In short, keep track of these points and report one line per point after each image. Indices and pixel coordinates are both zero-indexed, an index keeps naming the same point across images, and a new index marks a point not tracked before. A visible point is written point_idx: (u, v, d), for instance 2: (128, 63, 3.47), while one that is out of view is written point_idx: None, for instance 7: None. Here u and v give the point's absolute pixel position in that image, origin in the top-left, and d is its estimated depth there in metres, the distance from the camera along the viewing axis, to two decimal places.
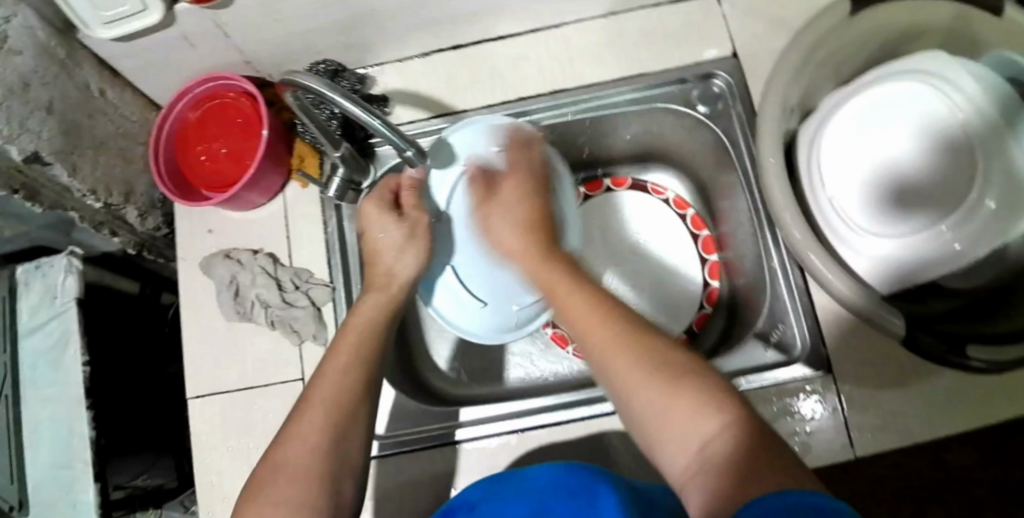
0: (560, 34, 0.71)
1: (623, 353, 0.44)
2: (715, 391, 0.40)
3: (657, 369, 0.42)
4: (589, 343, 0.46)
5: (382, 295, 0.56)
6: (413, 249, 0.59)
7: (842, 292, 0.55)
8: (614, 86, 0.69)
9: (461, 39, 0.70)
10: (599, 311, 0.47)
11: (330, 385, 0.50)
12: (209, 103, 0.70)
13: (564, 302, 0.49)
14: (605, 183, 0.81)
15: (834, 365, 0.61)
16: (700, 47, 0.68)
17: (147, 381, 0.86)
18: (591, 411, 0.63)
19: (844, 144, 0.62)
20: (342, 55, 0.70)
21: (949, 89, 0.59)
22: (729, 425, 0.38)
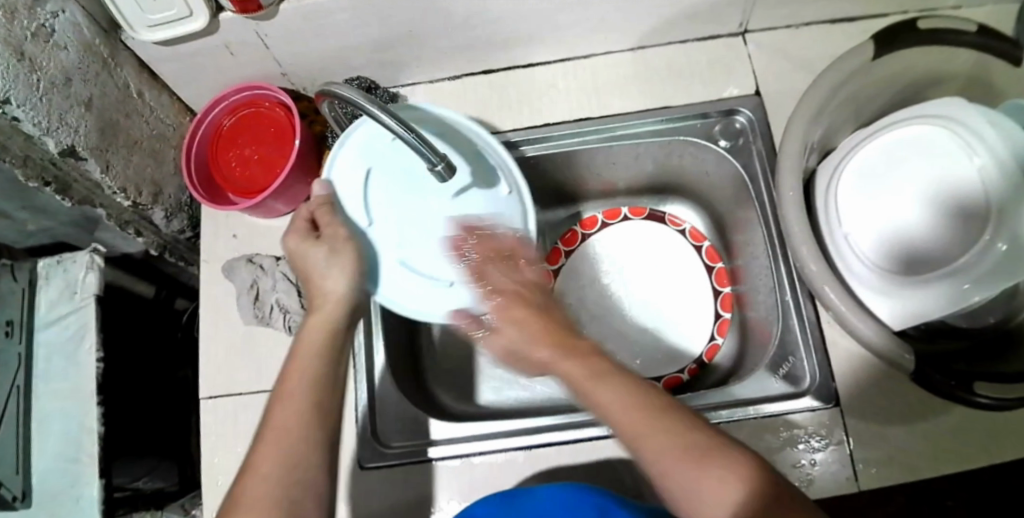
0: (589, 64, 0.73)
1: (649, 423, 0.45)
2: (721, 445, 0.44)
3: (669, 435, 0.44)
4: (598, 401, 0.48)
5: (319, 317, 0.55)
6: (341, 262, 0.58)
7: (847, 316, 0.57)
8: (638, 116, 0.70)
9: (493, 64, 0.72)
10: (603, 370, 0.49)
11: (286, 408, 0.49)
12: (244, 111, 0.72)
13: (581, 377, 0.49)
14: (623, 211, 0.82)
15: (842, 398, 0.61)
16: (725, 84, 0.70)
17: (157, 382, 0.87)
18: (599, 432, 0.63)
19: (867, 197, 0.64)
20: (375, 73, 0.72)
21: (972, 140, 0.60)
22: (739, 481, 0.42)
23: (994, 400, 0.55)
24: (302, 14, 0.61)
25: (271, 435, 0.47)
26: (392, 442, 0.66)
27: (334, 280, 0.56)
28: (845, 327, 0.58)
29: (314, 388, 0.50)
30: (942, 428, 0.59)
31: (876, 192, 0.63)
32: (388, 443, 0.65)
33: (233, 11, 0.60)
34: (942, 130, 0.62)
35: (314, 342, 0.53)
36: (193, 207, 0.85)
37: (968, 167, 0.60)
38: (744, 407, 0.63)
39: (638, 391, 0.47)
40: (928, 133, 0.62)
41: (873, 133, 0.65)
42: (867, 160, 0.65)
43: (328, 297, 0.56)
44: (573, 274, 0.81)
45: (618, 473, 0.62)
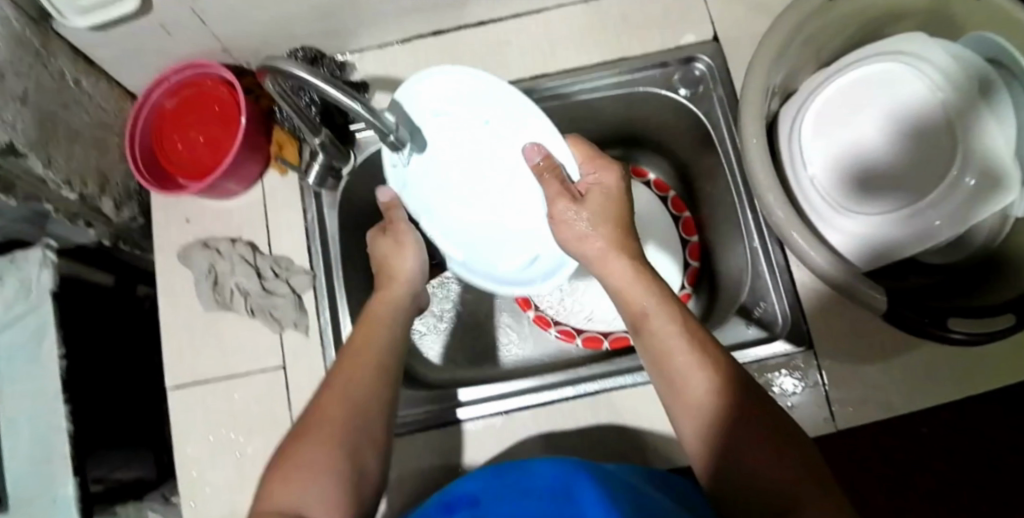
0: (542, 19, 0.70)
1: (705, 374, 0.45)
2: (767, 412, 0.44)
3: (718, 390, 0.45)
4: (654, 341, 0.48)
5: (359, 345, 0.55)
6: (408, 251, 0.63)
7: (823, 264, 0.54)
8: (594, 70, 0.69)
9: (442, 23, 0.70)
10: (673, 311, 0.49)
11: (319, 423, 0.48)
12: (187, 90, 0.69)
13: (648, 316, 0.50)
14: None
15: (815, 339, 0.61)
16: (682, 31, 0.69)
17: (125, 375, 0.85)
18: (577, 391, 0.63)
19: (836, 134, 0.61)
20: (320, 41, 0.69)
21: (935, 73, 0.59)
22: (784, 446, 0.42)
23: (968, 335, 0.53)
24: None
25: (291, 453, 0.46)
26: None
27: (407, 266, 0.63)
28: (820, 277, 0.55)
29: (354, 395, 0.50)
30: (919, 364, 0.59)
31: (840, 134, 0.61)
32: None
33: None
34: (905, 67, 0.60)
35: (357, 348, 0.54)
36: (143, 194, 0.83)
37: (933, 104, 0.59)
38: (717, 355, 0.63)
39: (700, 345, 0.47)
40: (886, 70, 0.61)
41: (834, 73, 0.63)
42: (828, 101, 0.63)
43: (400, 282, 0.62)
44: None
45: (596, 434, 0.62)
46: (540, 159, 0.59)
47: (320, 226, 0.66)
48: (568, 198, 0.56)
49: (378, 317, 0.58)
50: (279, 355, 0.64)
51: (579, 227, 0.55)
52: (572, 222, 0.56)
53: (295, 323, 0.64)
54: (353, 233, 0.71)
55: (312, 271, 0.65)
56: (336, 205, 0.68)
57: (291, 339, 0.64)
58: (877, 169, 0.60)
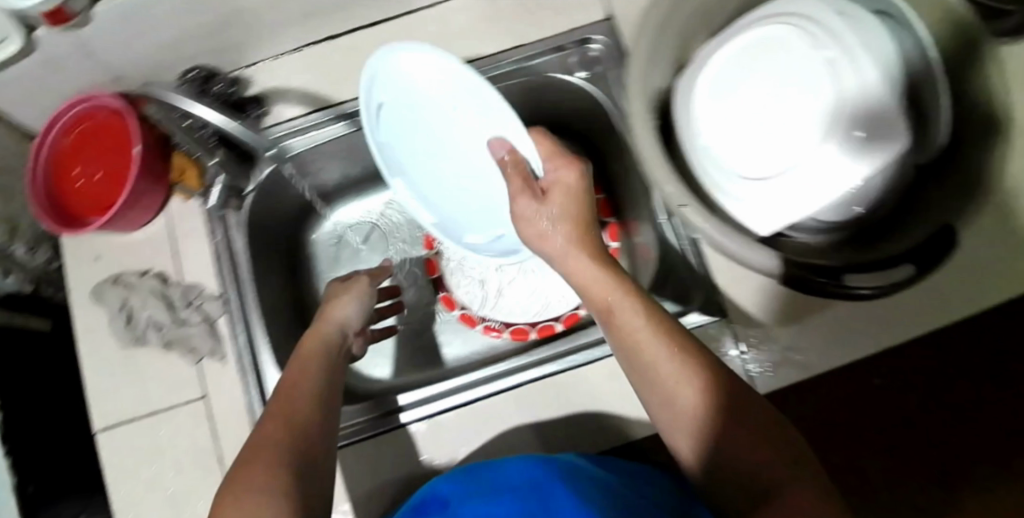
0: (434, 15, 0.69)
1: (677, 366, 0.44)
2: (750, 403, 0.43)
3: (699, 378, 0.44)
4: (625, 336, 0.47)
5: (304, 382, 0.54)
6: (342, 303, 0.66)
7: (716, 239, 0.53)
8: (491, 62, 0.67)
9: (334, 29, 0.68)
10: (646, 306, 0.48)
11: (266, 449, 0.46)
12: (81, 126, 0.68)
13: (616, 312, 0.49)
14: None
15: (729, 308, 0.61)
16: (576, 12, 0.67)
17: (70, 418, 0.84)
18: (506, 384, 0.62)
19: (726, 105, 0.61)
20: (212, 62, 0.68)
21: (817, 32, 0.58)
22: (767, 436, 0.42)
23: (876, 289, 0.56)
24: (115, 16, 0.57)
25: (240, 474, 0.44)
26: None
27: (342, 311, 0.64)
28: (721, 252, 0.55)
29: (296, 430, 0.49)
30: (834, 325, 0.59)
31: (737, 106, 0.61)
32: None
33: (46, 28, 0.56)
34: (792, 29, 0.59)
35: (289, 386, 0.54)
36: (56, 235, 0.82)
37: (819, 61, 0.58)
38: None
39: (677, 336, 0.46)
40: (772, 32, 0.60)
41: (721, 40, 0.62)
42: (716, 70, 0.62)
43: (332, 323, 0.63)
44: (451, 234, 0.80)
45: (523, 428, 0.62)
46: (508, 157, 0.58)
47: (228, 250, 0.65)
48: (530, 197, 0.57)
49: (303, 365, 0.57)
50: (199, 384, 0.64)
51: (541, 225, 0.55)
52: (538, 220, 0.55)
53: (212, 351, 0.63)
54: (269, 252, 0.70)
55: (224, 296, 0.64)
56: (243, 226, 0.66)
57: (209, 368, 0.64)
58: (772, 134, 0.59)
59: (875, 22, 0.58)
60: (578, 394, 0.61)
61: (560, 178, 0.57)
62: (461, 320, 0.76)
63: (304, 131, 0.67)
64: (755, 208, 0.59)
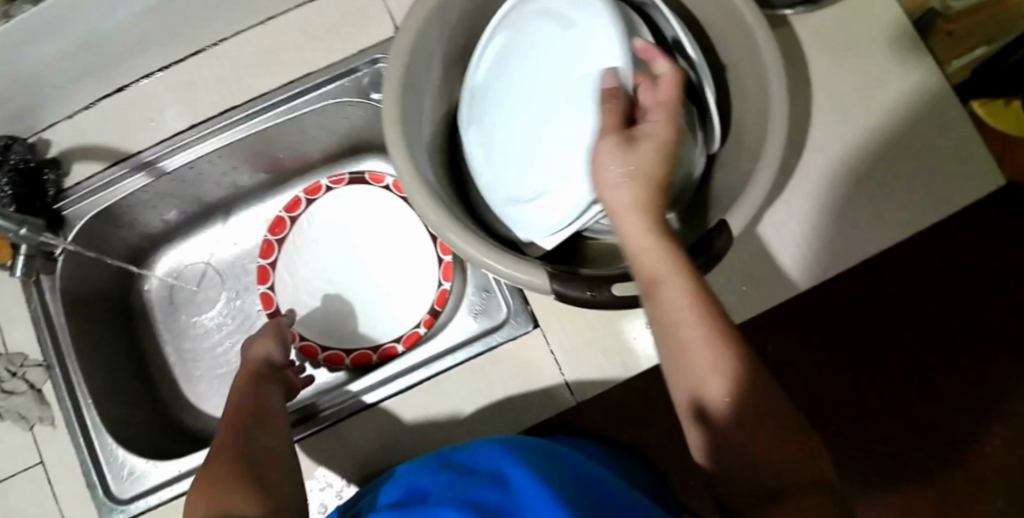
0: (221, 51, 0.68)
1: (714, 365, 0.38)
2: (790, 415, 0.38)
3: (735, 381, 0.37)
4: (663, 320, 0.40)
5: (247, 408, 0.53)
6: (268, 338, 0.63)
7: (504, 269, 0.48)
8: (284, 91, 0.66)
9: (122, 79, 0.67)
10: (692, 281, 0.40)
11: (229, 466, 0.47)
12: None
13: (658, 288, 0.40)
14: (323, 184, 0.77)
15: (541, 318, 0.60)
16: (362, 32, 0.66)
17: None
18: (427, 372, 0.60)
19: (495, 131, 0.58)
20: (5, 126, 0.66)
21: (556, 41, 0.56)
22: (798, 448, 0.37)
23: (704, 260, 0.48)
24: None
25: (211, 493, 0.44)
26: (123, 493, 0.63)
27: (261, 349, 0.61)
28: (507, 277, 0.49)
29: (255, 445, 0.49)
30: (638, 325, 0.58)
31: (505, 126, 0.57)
32: (124, 496, 0.62)
33: None
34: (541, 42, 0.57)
35: (233, 420, 0.52)
36: None
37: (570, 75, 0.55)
38: (453, 354, 0.61)
39: (721, 332, 0.38)
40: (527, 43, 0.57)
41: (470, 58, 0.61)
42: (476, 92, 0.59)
43: (255, 363, 0.60)
44: (284, 263, 0.77)
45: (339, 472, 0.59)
46: (659, 61, 0.49)
47: (44, 314, 0.66)
48: (619, 139, 0.45)
49: (247, 403, 0.54)
50: (35, 451, 0.64)
51: (614, 169, 0.43)
52: (643, 148, 0.43)
53: (39, 417, 0.64)
54: (92, 310, 0.72)
55: (47, 362, 0.66)
56: (58, 288, 0.67)
57: (41, 433, 0.65)
58: None
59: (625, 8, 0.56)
60: (395, 423, 0.60)
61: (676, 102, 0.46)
62: (302, 353, 0.72)
63: (110, 186, 0.67)
64: (533, 225, 0.55)
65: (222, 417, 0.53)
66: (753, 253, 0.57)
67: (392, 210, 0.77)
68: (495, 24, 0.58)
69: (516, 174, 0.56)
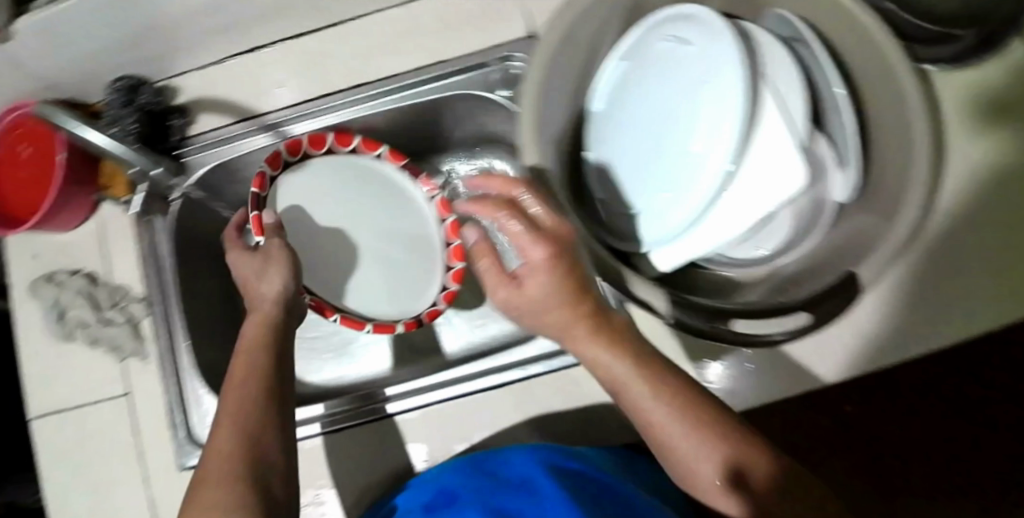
0: (357, 27, 0.68)
1: (697, 451, 0.46)
2: (773, 468, 0.46)
3: (724, 458, 0.46)
4: (643, 424, 0.47)
5: (245, 371, 0.54)
6: (274, 266, 0.60)
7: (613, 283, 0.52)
8: (415, 76, 0.68)
9: (257, 41, 0.68)
10: (650, 377, 0.47)
11: (225, 438, 0.49)
12: (19, 131, 0.69)
13: (630, 396, 0.47)
14: (378, 151, 0.71)
15: (642, 339, 0.61)
16: (499, 29, 0.67)
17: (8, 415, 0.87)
18: (523, 374, 0.63)
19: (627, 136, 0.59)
20: (139, 69, 0.68)
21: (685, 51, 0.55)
22: (790, 494, 0.46)
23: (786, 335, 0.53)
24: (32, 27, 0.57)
25: (211, 477, 0.47)
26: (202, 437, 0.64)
27: (263, 283, 0.60)
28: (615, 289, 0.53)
29: (261, 412, 0.51)
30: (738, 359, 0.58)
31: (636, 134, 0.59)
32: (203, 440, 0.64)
33: None
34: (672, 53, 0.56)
35: (242, 378, 0.53)
36: None
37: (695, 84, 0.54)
38: (547, 360, 0.64)
39: (690, 418, 0.46)
40: (659, 55, 0.57)
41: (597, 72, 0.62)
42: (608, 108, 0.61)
43: (258, 301, 0.60)
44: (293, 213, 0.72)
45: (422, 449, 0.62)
46: (496, 185, 0.50)
47: (153, 254, 0.67)
48: (510, 286, 0.48)
49: (252, 357, 0.55)
50: (123, 381, 0.67)
51: (531, 305, 0.47)
52: (533, 279, 0.46)
53: (134, 351, 0.67)
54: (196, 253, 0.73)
55: (148, 299, 0.67)
56: (169, 228, 0.68)
57: (132, 366, 0.67)
58: None
59: (766, 39, 0.55)
60: (485, 415, 0.64)
61: (514, 226, 0.46)
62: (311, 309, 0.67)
63: (234, 140, 0.69)
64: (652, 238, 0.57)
65: (230, 368, 0.54)
66: (868, 312, 0.56)
67: (428, 203, 0.74)
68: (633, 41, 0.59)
69: (639, 184, 0.58)
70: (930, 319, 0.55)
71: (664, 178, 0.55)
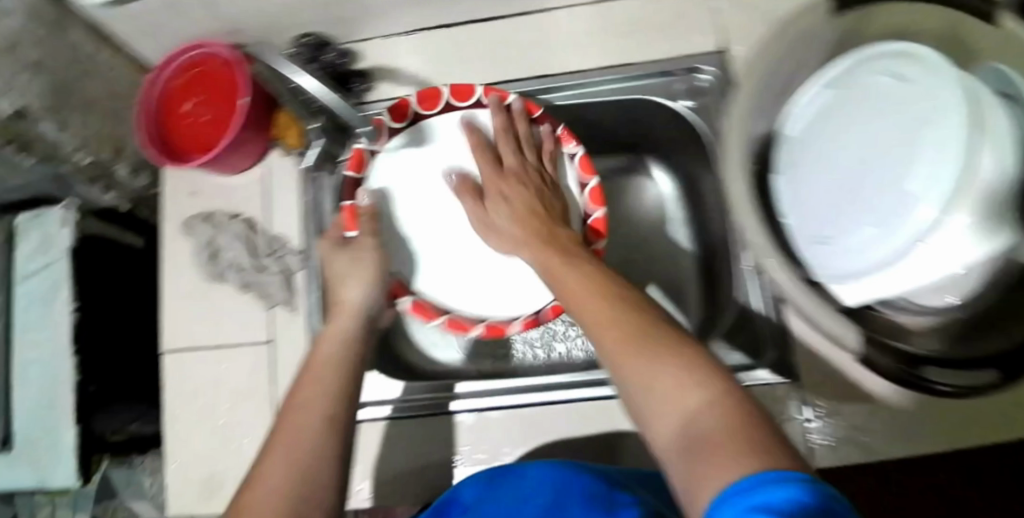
0: (548, 18, 0.69)
1: (636, 358, 0.41)
2: (699, 406, 0.37)
3: (632, 367, 0.41)
4: (603, 346, 0.44)
5: (316, 374, 0.54)
6: (365, 268, 0.61)
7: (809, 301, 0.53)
8: (598, 75, 0.67)
9: (449, 17, 0.69)
10: (615, 323, 0.44)
11: (284, 437, 0.50)
12: (196, 69, 0.67)
13: (592, 317, 0.46)
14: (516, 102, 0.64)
15: (802, 373, 0.62)
16: (693, 37, 0.66)
17: (118, 344, 0.88)
18: None
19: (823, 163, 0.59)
20: (326, 27, 0.68)
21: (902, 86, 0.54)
22: (710, 451, 0.34)
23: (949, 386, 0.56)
24: None
25: (264, 474, 0.49)
26: None
27: (348, 288, 0.60)
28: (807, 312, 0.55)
29: (324, 418, 0.51)
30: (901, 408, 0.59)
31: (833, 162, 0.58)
32: None
33: None
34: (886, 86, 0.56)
35: (310, 385, 0.54)
36: None
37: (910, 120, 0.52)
38: None
39: (617, 327, 0.43)
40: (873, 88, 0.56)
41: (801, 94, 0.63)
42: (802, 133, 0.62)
43: (343, 305, 0.60)
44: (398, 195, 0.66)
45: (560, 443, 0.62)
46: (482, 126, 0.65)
47: (315, 208, 0.69)
48: (473, 200, 0.63)
49: (327, 362, 0.55)
50: (267, 329, 0.68)
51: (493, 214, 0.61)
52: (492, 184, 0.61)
53: (284, 301, 0.67)
54: None
55: (304, 252, 0.68)
56: (335, 188, 0.69)
57: (279, 316, 0.68)
58: None
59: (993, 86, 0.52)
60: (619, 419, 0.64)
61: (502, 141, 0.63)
62: (412, 311, 0.62)
63: None
64: (838, 271, 0.56)
65: (308, 364, 0.55)
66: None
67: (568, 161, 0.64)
68: (842, 69, 0.60)
69: (828, 213, 0.57)
70: (959, 425, 0.58)
71: (858, 209, 0.54)
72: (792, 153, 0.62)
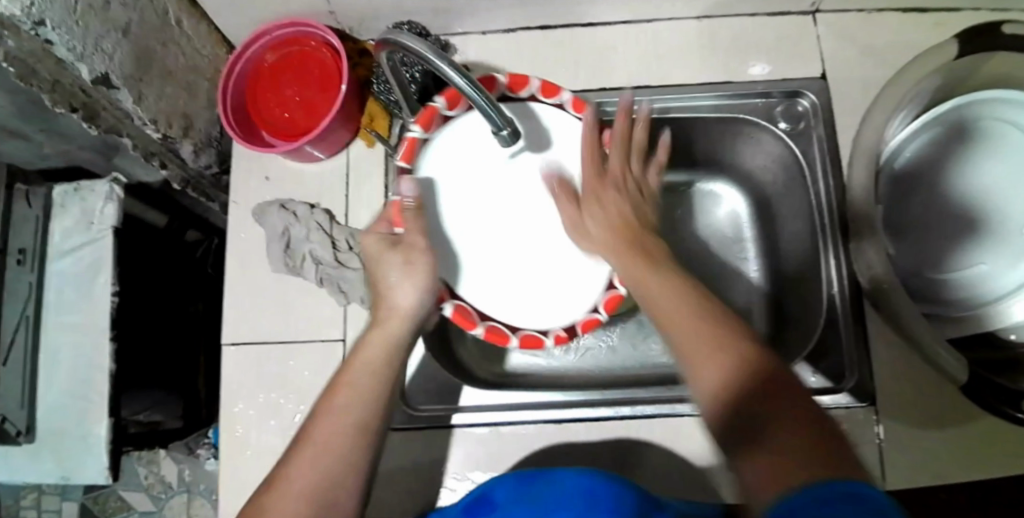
0: (651, 30, 0.69)
1: (673, 296, 0.44)
2: (733, 360, 0.39)
3: (675, 302, 0.44)
4: (637, 280, 0.47)
5: (351, 381, 0.47)
6: (421, 273, 0.50)
7: (911, 324, 0.55)
8: (697, 90, 0.67)
9: (552, 20, 0.68)
10: (656, 268, 0.47)
11: (324, 446, 0.44)
12: (289, 48, 0.65)
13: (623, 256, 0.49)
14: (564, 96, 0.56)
15: (879, 398, 0.60)
16: (792, 64, 0.67)
17: (150, 330, 0.83)
18: None
19: (914, 187, 0.66)
20: (426, 18, 0.65)
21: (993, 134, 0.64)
22: (771, 380, 0.38)
23: None
24: None
25: (285, 480, 0.43)
26: (420, 406, 0.64)
27: (399, 288, 0.49)
28: (902, 332, 0.56)
29: (359, 440, 0.45)
30: (972, 435, 0.59)
31: (925, 189, 0.66)
32: (418, 406, 0.63)
33: None
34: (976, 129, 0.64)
35: (340, 394, 0.46)
36: (223, 143, 0.76)
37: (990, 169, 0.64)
38: None
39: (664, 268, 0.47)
40: (968, 127, 0.64)
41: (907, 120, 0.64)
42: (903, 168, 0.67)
43: (388, 309, 0.49)
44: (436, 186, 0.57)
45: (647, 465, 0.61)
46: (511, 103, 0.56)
47: None
48: None
49: (361, 368, 0.48)
50: (343, 327, 0.64)
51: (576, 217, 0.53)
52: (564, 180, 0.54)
53: (362, 299, 0.64)
54: None
55: None
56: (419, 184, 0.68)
57: (356, 314, 0.65)
58: (945, 233, 0.65)
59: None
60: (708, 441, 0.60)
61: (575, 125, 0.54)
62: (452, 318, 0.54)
63: None
64: (931, 288, 0.64)
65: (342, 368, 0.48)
66: None
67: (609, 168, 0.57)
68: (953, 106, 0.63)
69: (917, 234, 0.66)
70: None
71: (943, 237, 0.65)
72: (883, 177, 0.67)
